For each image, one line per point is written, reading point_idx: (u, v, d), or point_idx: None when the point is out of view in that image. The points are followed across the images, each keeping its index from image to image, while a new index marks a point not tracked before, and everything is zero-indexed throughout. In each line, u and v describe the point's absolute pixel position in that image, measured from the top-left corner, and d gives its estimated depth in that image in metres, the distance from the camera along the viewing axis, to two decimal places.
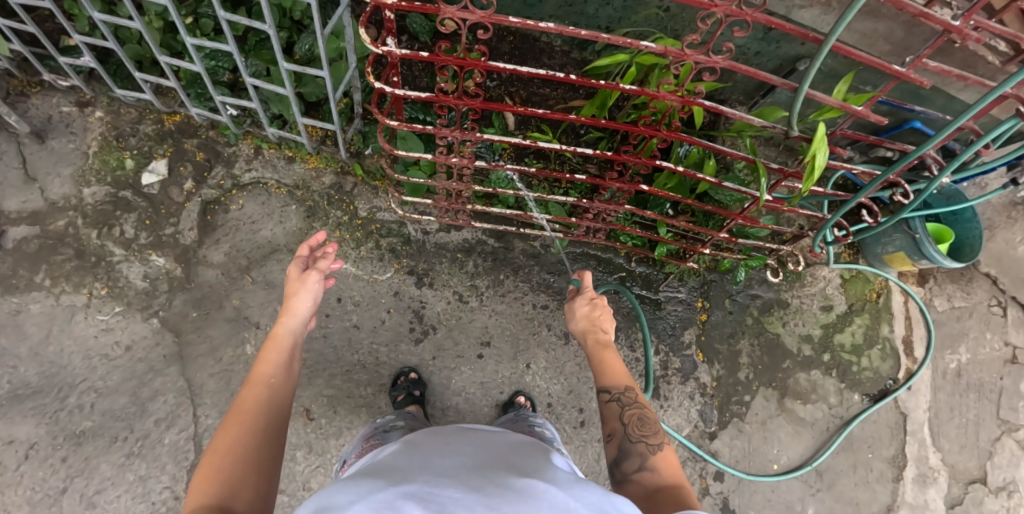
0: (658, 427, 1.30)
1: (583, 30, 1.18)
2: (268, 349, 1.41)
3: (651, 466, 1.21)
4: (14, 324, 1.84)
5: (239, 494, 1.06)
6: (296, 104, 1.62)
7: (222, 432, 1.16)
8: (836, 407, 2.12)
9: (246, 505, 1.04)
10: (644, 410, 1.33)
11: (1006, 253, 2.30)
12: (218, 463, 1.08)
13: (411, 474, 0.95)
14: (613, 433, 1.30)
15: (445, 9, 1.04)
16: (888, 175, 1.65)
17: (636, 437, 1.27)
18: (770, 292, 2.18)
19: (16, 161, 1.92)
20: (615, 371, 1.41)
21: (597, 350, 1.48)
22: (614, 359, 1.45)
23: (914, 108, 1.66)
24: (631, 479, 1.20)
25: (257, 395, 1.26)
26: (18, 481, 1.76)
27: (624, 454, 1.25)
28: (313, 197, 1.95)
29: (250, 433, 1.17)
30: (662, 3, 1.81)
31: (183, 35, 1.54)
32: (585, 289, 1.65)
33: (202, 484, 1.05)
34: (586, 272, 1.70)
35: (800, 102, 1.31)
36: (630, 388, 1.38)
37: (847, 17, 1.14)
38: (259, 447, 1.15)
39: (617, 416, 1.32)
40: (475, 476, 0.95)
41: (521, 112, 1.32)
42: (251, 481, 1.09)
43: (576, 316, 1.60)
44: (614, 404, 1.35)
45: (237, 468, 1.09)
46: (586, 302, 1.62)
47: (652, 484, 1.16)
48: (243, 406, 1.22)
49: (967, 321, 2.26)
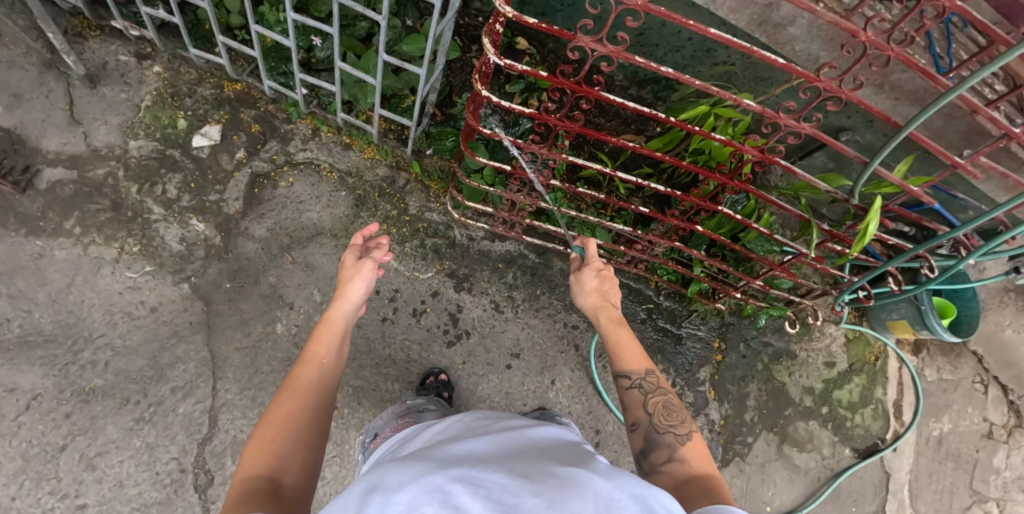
0: (685, 414, 1.22)
1: (695, 79, 1.24)
2: (322, 331, 1.25)
3: (681, 457, 1.15)
4: (36, 268, 1.76)
5: (287, 470, 0.96)
6: (380, 95, 1.66)
7: (273, 404, 1.05)
8: (828, 458, 2.21)
9: (293, 481, 0.95)
10: (669, 396, 1.25)
11: (994, 334, 2.41)
12: (270, 434, 0.98)
13: (454, 457, 0.85)
14: (637, 423, 1.23)
15: (581, 38, 1.10)
16: (918, 251, 1.73)
17: (662, 427, 1.20)
18: (782, 341, 2.25)
19: (62, 102, 1.87)
20: (632, 354, 1.29)
21: (609, 331, 1.36)
22: (629, 340, 1.33)
23: (956, 195, 1.75)
24: (660, 471, 1.15)
25: (310, 374, 1.13)
26: (15, 430, 1.67)
27: (651, 446, 1.19)
28: (364, 187, 1.98)
29: (303, 414, 1.04)
30: (729, 59, 1.89)
31: (286, 9, 1.55)
32: (592, 260, 1.51)
33: (253, 455, 0.95)
34: (589, 240, 1.54)
35: (867, 175, 1.44)
36: (650, 372, 1.27)
37: (930, 111, 1.21)
38: (310, 428, 1.03)
39: (641, 405, 1.23)
40: (522, 461, 0.84)
41: (609, 140, 1.52)
42: (302, 457, 0.99)
43: (585, 291, 1.46)
44: (636, 392, 1.25)
45: (288, 445, 0.98)
46: (594, 275, 1.47)
47: (683, 475, 1.10)
48: (296, 383, 1.10)
49: (952, 394, 2.36)
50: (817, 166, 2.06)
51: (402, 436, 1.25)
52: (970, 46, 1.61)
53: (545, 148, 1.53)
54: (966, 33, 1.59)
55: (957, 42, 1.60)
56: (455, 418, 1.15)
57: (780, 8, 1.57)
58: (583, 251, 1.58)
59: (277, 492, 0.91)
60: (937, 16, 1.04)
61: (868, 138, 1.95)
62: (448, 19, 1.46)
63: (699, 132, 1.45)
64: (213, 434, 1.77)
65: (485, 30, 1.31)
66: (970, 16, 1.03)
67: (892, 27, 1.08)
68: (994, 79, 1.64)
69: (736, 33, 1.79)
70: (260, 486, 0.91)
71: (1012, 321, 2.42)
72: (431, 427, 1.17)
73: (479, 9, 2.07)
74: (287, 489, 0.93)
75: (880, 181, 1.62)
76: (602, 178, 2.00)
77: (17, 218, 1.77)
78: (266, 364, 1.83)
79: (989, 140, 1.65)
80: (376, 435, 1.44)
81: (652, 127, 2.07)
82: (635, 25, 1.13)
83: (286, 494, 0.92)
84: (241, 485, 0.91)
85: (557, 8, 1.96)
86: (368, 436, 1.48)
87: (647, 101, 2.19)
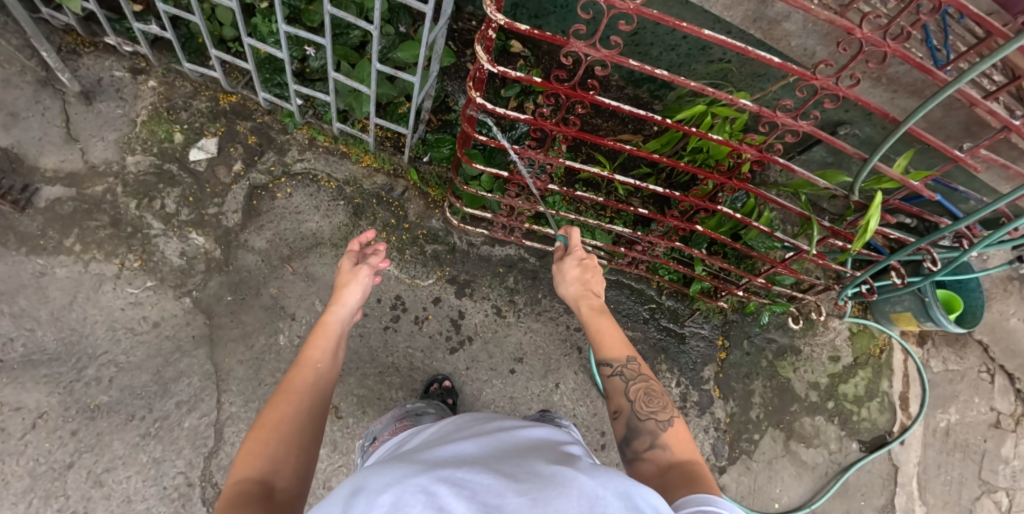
0: (666, 400, 1.20)
1: (691, 80, 1.20)
2: (318, 335, 1.24)
3: (663, 443, 1.13)
4: (38, 286, 1.76)
5: (278, 475, 0.95)
6: (375, 104, 1.65)
7: (266, 407, 1.05)
8: (835, 453, 2.19)
9: (287, 484, 0.95)
10: (650, 383, 1.23)
11: (999, 323, 2.40)
12: (262, 438, 0.98)
13: (441, 459, 0.85)
14: (620, 410, 1.21)
15: (575, 43, 1.10)
16: (921, 244, 1.69)
17: (644, 414, 1.18)
18: (785, 337, 2.25)
19: (59, 119, 1.87)
20: (611, 342, 1.27)
21: (590, 319, 1.33)
22: (609, 326, 1.31)
23: (958, 188, 1.71)
24: (642, 458, 1.13)
25: (304, 378, 1.13)
26: (21, 449, 1.67)
27: (632, 433, 1.17)
28: (362, 195, 1.99)
29: (297, 419, 1.04)
30: (725, 56, 1.88)
31: (278, 22, 1.53)
32: (574, 249, 1.45)
33: (246, 458, 0.95)
34: (572, 228, 1.46)
35: (869, 171, 1.40)
36: (631, 359, 1.25)
37: (929, 105, 1.18)
38: (305, 430, 1.03)
39: (622, 392, 1.22)
40: (510, 461, 0.83)
41: (609, 144, 1.49)
42: (294, 461, 0.98)
43: (567, 281, 1.41)
44: (618, 379, 1.24)
45: (282, 448, 0.98)
46: (576, 264, 1.42)
47: (665, 462, 1.09)
48: (289, 387, 1.10)
49: (958, 384, 2.35)
50: (815, 161, 2.05)
51: (398, 438, 1.25)
52: (967, 37, 1.60)
53: (542, 154, 1.52)
54: (963, 25, 1.58)
55: (954, 34, 1.59)
56: (448, 420, 1.15)
57: (773, 4, 1.56)
58: (568, 240, 1.51)
59: (270, 496, 0.91)
60: (934, 10, 1.02)
61: (868, 132, 1.94)
62: (442, 26, 1.43)
63: (697, 132, 1.42)
64: (219, 447, 1.76)
65: (478, 36, 1.29)
66: (967, 10, 1.01)
67: (889, 23, 1.05)
68: (993, 70, 1.63)
69: (731, 31, 1.78)
70: (253, 489, 0.90)
71: (1017, 309, 2.41)
72: (425, 429, 1.17)
73: (473, 14, 2.09)
74: (279, 492, 0.93)
75: (880, 176, 1.60)
76: (600, 179, 2.01)
77: (18, 237, 1.77)
78: (270, 376, 1.83)
79: (990, 130, 1.63)
80: (376, 439, 1.44)
81: (648, 126, 2.06)
82: (629, 28, 1.11)
83: (278, 498, 0.91)
84: (234, 488, 0.91)
85: (550, 10, 1.95)
86: (368, 440, 1.48)
87: (644, 100, 2.17)
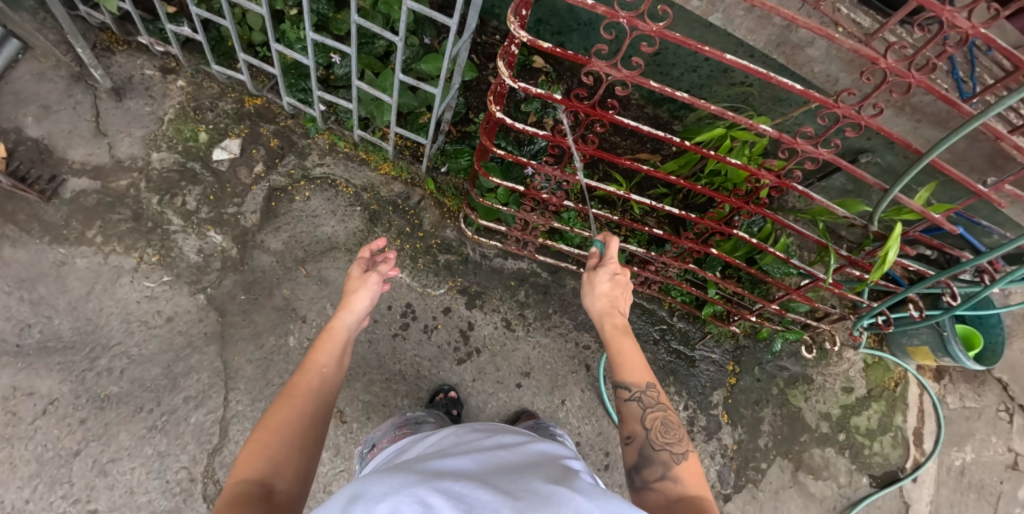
0: (682, 432, 1.19)
1: (711, 104, 1.19)
2: (324, 340, 1.25)
3: (675, 476, 1.11)
4: (57, 275, 1.80)
5: (279, 478, 0.95)
6: (396, 113, 1.67)
7: (269, 409, 1.05)
8: (844, 487, 2.14)
9: (287, 487, 0.95)
10: (668, 413, 1.21)
11: (1020, 362, 2.34)
12: (263, 440, 0.98)
13: (439, 471, 0.84)
14: (632, 436, 1.19)
15: (597, 63, 1.10)
16: (940, 278, 1.66)
17: (659, 444, 1.17)
18: (798, 366, 2.22)
19: (89, 114, 1.92)
20: (633, 365, 1.25)
21: (613, 338, 1.31)
22: (632, 348, 1.28)
23: (982, 223, 1.66)
24: (651, 488, 1.11)
25: (309, 381, 1.13)
26: (30, 435, 1.69)
27: (643, 461, 1.15)
28: (378, 202, 2.01)
29: (300, 422, 1.04)
30: (747, 80, 1.87)
31: (305, 29, 1.55)
32: (610, 260, 1.42)
33: (247, 459, 0.95)
34: (611, 238, 1.44)
35: (889, 202, 1.37)
36: (650, 386, 1.23)
37: (952, 138, 1.16)
38: (306, 433, 1.03)
39: (638, 418, 1.19)
40: (507, 477, 0.83)
41: (628, 163, 1.48)
42: (295, 464, 0.98)
43: (595, 295, 1.41)
44: (635, 405, 1.21)
45: (283, 450, 0.98)
46: (607, 278, 1.41)
47: (675, 495, 1.08)
48: (294, 389, 1.10)
49: (975, 422, 2.29)
50: (834, 188, 2.03)
51: (399, 446, 1.25)
52: (995, 70, 1.58)
53: (559, 170, 1.52)
54: (991, 57, 1.56)
55: (980, 66, 1.57)
56: (450, 432, 1.15)
57: (797, 30, 1.56)
58: (603, 247, 1.51)
59: (270, 498, 0.91)
60: (961, 42, 1.00)
61: (889, 160, 1.91)
62: (466, 40, 1.44)
63: (716, 155, 1.41)
64: (223, 445, 1.77)
65: (501, 51, 1.29)
66: (996, 43, 0.99)
67: (915, 54, 1.04)
68: (1021, 104, 1.61)
69: (754, 55, 1.77)
70: (252, 490, 0.90)
71: None
72: (426, 439, 1.17)
73: (497, 28, 2.11)
74: (279, 494, 0.93)
75: (900, 206, 1.58)
76: (616, 198, 2.01)
77: (42, 226, 1.81)
78: (277, 377, 1.84)
79: (1015, 165, 1.60)
80: (375, 445, 1.44)
81: (666, 146, 2.06)
82: (651, 50, 1.11)
83: (277, 500, 0.91)
84: (234, 488, 0.91)
85: (573, 27, 1.96)
86: (367, 446, 1.48)
87: (663, 120, 2.17)
